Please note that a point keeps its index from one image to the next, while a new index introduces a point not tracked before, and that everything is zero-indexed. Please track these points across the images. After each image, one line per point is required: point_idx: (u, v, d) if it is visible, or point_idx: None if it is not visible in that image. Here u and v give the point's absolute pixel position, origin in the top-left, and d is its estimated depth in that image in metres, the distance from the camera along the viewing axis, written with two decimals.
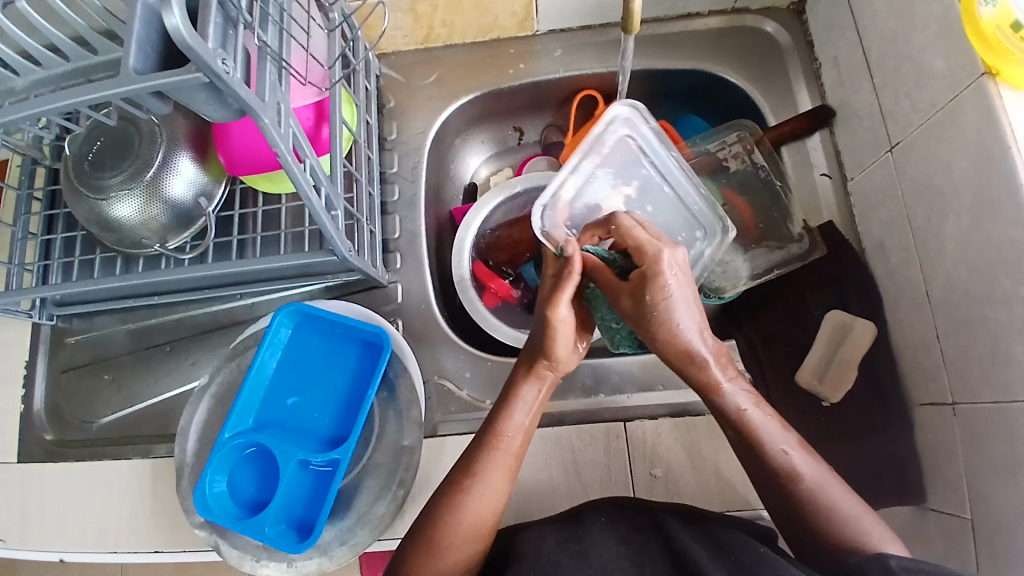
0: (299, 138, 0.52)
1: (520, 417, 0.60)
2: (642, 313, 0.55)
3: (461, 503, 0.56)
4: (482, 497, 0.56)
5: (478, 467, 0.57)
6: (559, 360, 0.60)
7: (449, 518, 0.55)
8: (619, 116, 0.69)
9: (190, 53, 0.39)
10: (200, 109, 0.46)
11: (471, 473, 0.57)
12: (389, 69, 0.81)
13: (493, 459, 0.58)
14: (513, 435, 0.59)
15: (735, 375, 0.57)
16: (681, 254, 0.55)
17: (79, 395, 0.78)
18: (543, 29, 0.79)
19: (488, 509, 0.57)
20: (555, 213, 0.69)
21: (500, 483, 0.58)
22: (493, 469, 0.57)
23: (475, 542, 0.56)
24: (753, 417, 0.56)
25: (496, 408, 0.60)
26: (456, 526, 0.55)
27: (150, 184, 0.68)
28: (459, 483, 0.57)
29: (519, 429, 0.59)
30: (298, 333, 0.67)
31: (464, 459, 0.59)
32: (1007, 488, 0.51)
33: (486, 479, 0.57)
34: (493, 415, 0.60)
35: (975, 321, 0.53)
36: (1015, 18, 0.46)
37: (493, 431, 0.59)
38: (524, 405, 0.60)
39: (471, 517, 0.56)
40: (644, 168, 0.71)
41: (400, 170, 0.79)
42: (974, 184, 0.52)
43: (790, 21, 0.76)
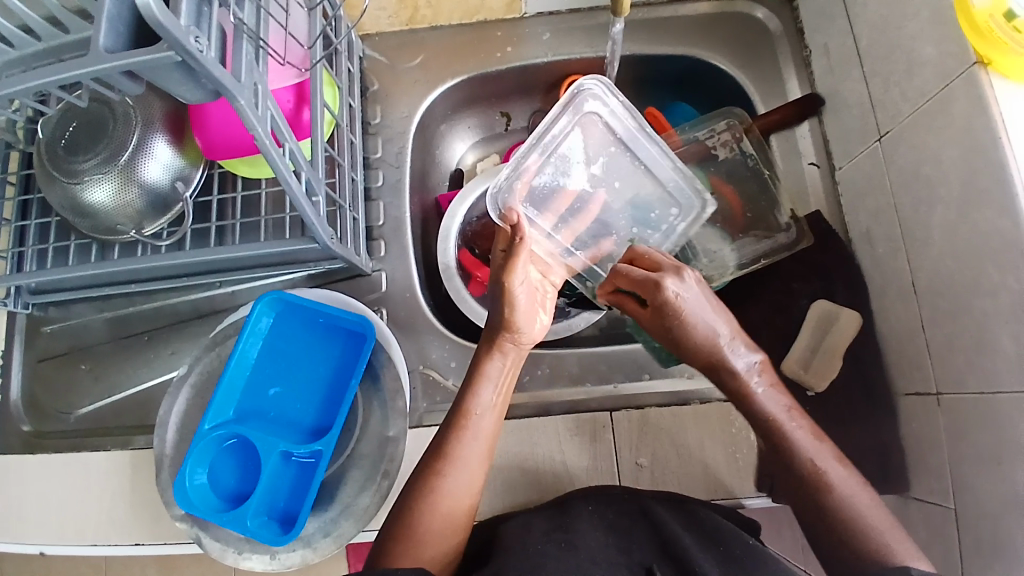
0: (278, 119, 0.51)
1: (489, 395, 0.60)
2: (670, 338, 0.60)
3: (436, 487, 0.56)
4: (457, 481, 0.56)
5: (450, 449, 0.57)
6: (521, 331, 0.61)
7: (426, 504, 0.55)
8: (584, 91, 0.66)
9: (162, 32, 0.38)
10: (175, 89, 0.44)
11: (445, 457, 0.57)
12: (373, 51, 0.79)
13: (465, 439, 0.58)
14: (483, 415, 0.59)
15: (769, 382, 0.58)
16: (689, 278, 0.60)
17: (55, 386, 0.76)
18: (531, 12, 0.78)
19: (464, 492, 0.56)
20: (513, 194, 0.68)
21: (476, 465, 0.58)
22: (466, 450, 0.57)
23: (453, 527, 0.55)
24: (785, 423, 0.56)
25: (463, 388, 0.60)
26: (434, 511, 0.55)
27: (126, 168, 0.66)
28: (433, 467, 0.57)
29: (490, 407, 0.59)
30: (279, 323, 0.65)
31: (436, 443, 0.58)
32: (991, 477, 0.51)
33: (460, 461, 0.57)
34: (461, 396, 0.60)
35: (961, 311, 0.53)
36: (1008, 7, 0.47)
37: (460, 411, 0.59)
38: (490, 382, 0.60)
39: (446, 503, 0.55)
40: (613, 145, 0.70)
41: (385, 156, 0.77)
42: (962, 174, 0.52)
43: (780, 7, 0.76)
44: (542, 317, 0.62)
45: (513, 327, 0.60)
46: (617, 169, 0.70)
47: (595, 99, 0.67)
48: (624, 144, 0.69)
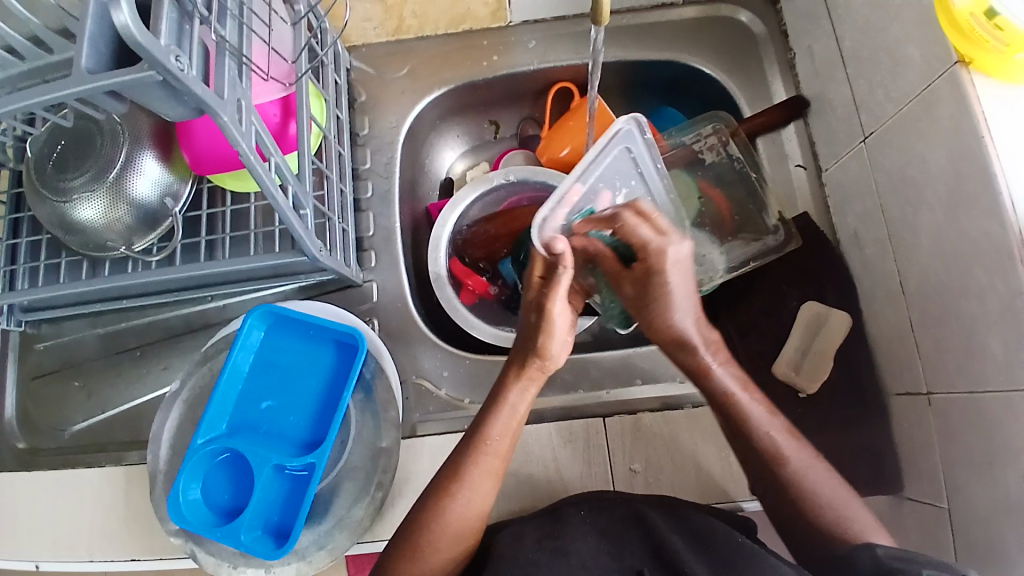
0: (263, 135, 0.51)
1: (508, 419, 0.60)
2: (647, 297, 0.64)
3: (444, 508, 0.56)
4: (466, 503, 0.57)
5: (462, 472, 0.58)
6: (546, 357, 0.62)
7: (433, 524, 0.56)
8: (624, 129, 0.65)
9: (141, 51, 0.38)
10: (157, 108, 0.44)
11: (454, 477, 0.58)
12: (361, 61, 0.79)
13: (476, 462, 0.58)
14: (497, 438, 0.59)
15: (725, 361, 0.63)
16: (681, 249, 0.62)
17: (49, 403, 0.76)
18: (516, 21, 0.78)
19: (473, 514, 0.57)
20: (552, 223, 0.64)
21: (487, 488, 0.58)
22: (476, 473, 0.58)
23: (461, 546, 0.57)
24: (741, 401, 0.60)
25: (484, 410, 0.61)
26: (441, 531, 0.56)
27: (114, 185, 0.66)
28: (442, 487, 0.57)
29: (505, 434, 0.59)
30: (270, 336, 0.66)
31: (451, 462, 0.59)
32: (982, 477, 0.51)
33: (470, 484, 0.57)
34: (481, 418, 0.60)
35: (949, 311, 0.54)
36: (988, 6, 0.47)
37: (478, 435, 0.59)
38: (509, 409, 0.60)
39: (451, 523, 0.56)
40: (633, 179, 0.69)
41: (374, 166, 0.77)
42: (948, 174, 0.52)
43: (764, 10, 0.76)
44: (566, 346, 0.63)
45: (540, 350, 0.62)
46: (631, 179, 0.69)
47: (631, 134, 0.66)
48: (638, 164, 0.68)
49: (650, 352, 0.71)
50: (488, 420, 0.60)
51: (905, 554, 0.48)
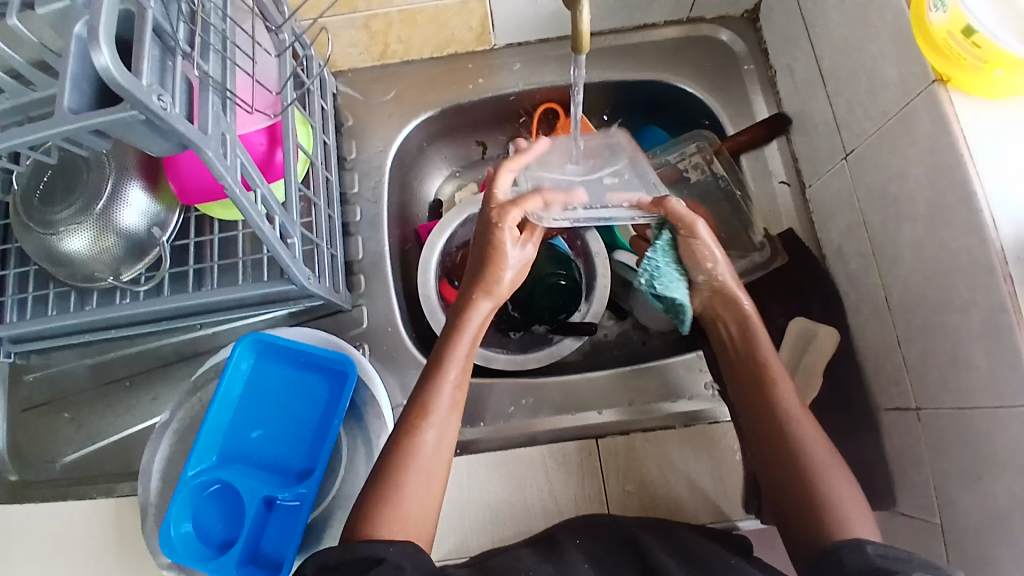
0: (248, 166, 0.51)
1: (466, 350, 0.61)
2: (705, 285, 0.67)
3: (416, 441, 0.56)
4: (437, 437, 0.57)
5: (429, 406, 0.57)
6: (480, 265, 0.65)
7: (407, 461, 0.55)
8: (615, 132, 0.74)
9: (123, 93, 0.38)
10: (141, 145, 0.44)
11: (423, 409, 0.57)
12: (347, 86, 0.80)
13: (438, 392, 0.58)
14: (455, 368, 0.60)
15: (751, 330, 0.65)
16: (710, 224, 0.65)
17: (40, 436, 0.75)
18: (500, 44, 0.79)
19: (444, 446, 0.57)
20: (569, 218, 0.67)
21: (453, 422, 0.58)
22: (443, 405, 0.58)
23: (437, 481, 0.56)
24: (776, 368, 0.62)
25: (442, 340, 0.62)
26: (416, 468, 0.55)
27: (101, 217, 0.66)
28: (410, 421, 0.57)
29: (466, 361, 0.61)
30: (259, 365, 0.66)
31: (412, 399, 0.59)
32: (972, 491, 0.52)
33: (436, 415, 0.57)
34: (440, 347, 0.61)
35: (934, 327, 0.54)
36: (965, 24, 0.46)
37: (437, 363, 0.60)
38: (469, 336, 0.62)
39: (423, 469, 0.55)
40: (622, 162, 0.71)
41: (362, 191, 0.77)
42: (927, 192, 0.53)
43: (745, 29, 0.77)
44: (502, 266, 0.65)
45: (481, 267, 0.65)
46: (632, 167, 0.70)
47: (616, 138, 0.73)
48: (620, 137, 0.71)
49: (642, 371, 0.71)
50: (448, 347, 0.61)
51: (893, 553, 0.47)
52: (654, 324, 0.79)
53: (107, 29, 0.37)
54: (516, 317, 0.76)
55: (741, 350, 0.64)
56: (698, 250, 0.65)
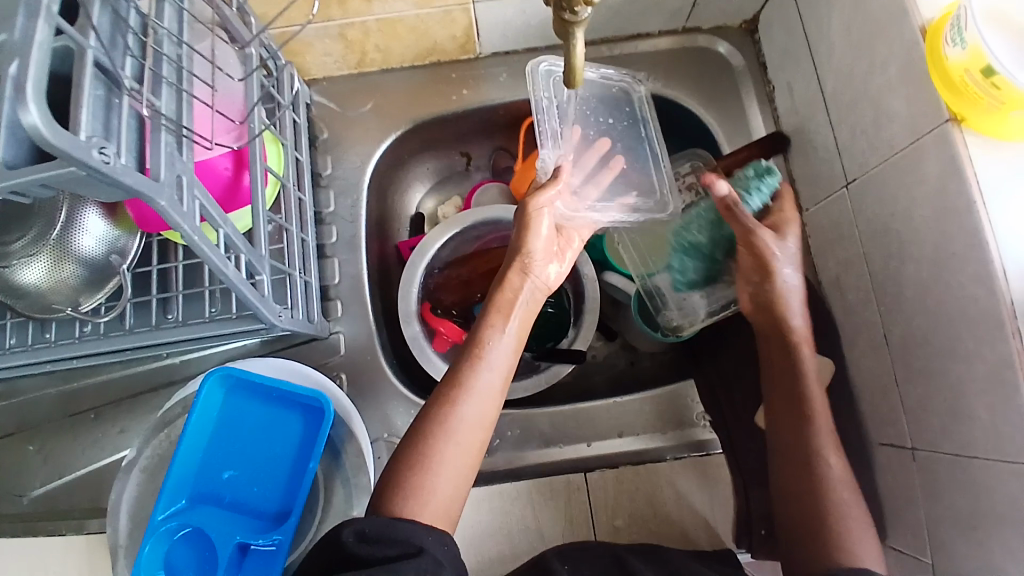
0: (207, 206, 0.47)
1: (508, 331, 0.56)
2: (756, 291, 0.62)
3: (453, 415, 0.51)
4: (475, 410, 0.52)
5: (465, 377, 0.53)
6: (536, 263, 0.60)
7: (439, 432, 0.50)
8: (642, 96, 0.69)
9: (58, 152, 0.34)
10: (88, 193, 0.41)
11: (458, 382, 0.52)
12: (323, 97, 0.75)
13: (481, 369, 0.53)
14: (497, 348, 0.55)
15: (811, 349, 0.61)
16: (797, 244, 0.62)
17: (3, 469, 0.71)
18: (485, 52, 0.75)
19: (481, 421, 0.52)
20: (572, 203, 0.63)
21: (495, 395, 0.53)
22: (483, 382, 0.53)
23: (467, 459, 0.51)
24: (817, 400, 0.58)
25: (480, 321, 0.57)
26: (450, 442, 0.50)
27: (57, 244, 0.62)
28: (447, 394, 0.52)
29: (508, 342, 0.56)
30: (229, 401, 0.62)
31: (449, 373, 0.54)
32: (967, 542, 0.50)
33: (476, 390, 0.52)
34: (478, 328, 0.56)
35: (933, 373, 0.52)
36: (987, 63, 0.43)
37: (476, 338, 0.55)
38: (509, 317, 0.57)
39: (456, 448, 0.50)
40: (642, 144, 0.68)
41: (339, 210, 0.73)
42: (934, 234, 0.50)
43: (742, 39, 0.73)
44: (559, 265, 0.62)
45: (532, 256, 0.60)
46: (644, 160, 0.68)
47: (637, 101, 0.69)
48: (641, 125, 0.69)
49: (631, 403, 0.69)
50: (485, 325, 0.56)
51: None
52: (642, 344, 0.77)
53: (37, 83, 0.34)
54: None
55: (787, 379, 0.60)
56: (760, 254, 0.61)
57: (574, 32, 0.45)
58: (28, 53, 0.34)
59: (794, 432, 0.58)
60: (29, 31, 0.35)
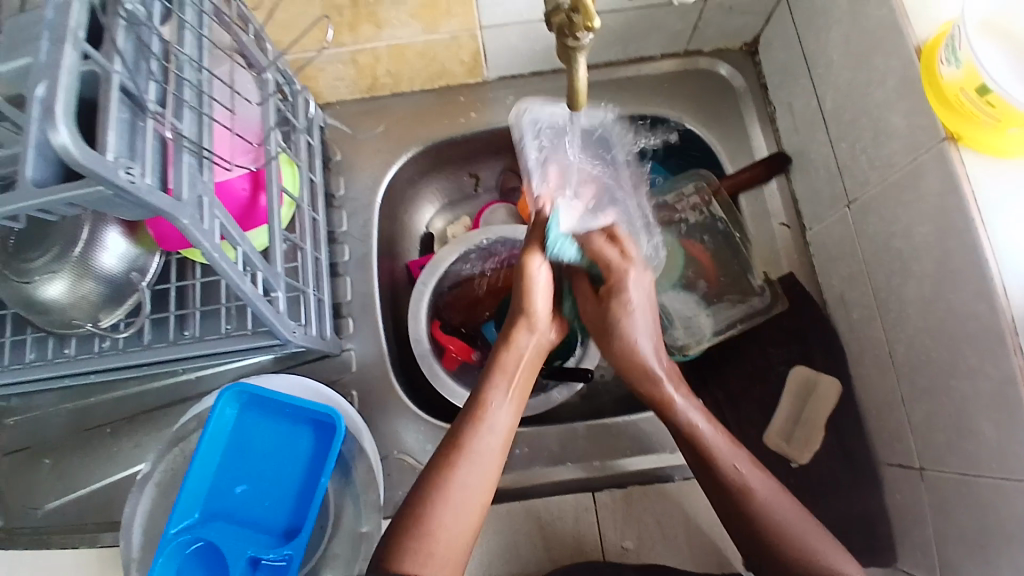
0: (227, 225, 0.49)
1: (511, 392, 0.58)
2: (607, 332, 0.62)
3: (452, 478, 0.52)
4: (472, 473, 0.53)
5: (465, 441, 0.54)
6: (543, 323, 0.62)
7: (438, 497, 0.51)
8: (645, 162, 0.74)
9: (86, 171, 0.36)
10: (112, 212, 0.42)
11: (459, 445, 0.54)
12: (336, 120, 0.78)
13: (482, 430, 0.55)
14: (500, 409, 0.56)
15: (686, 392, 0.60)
16: (645, 275, 0.62)
17: (20, 482, 0.73)
18: (493, 77, 0.77)
19: (482, 481, 0.53)
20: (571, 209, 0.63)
21: (495, 460, 0.55)
22: (481, 444, 0.54)
23: (469, 519, 0.52)
24: (706, 433, 0.57)
25: (480, 382, 0.58)
26: (449, 504, 0.51)
27: (79, 262, 0.64)
28: (447, 456, 0.53)
29: (510, 402, 0.57)
30: (243, 416, 0.64)
31: (450, 434, 0.55)
32: (977, 562, 0.50)
33: (476, 453, 0.54)
34: (478, 387, 0.58)
35: (938, 389, 0.52)
36: (981, 82, 0.44)
37: (479, 400, 0.57)
38: (506, 374, 0.59)
39: (456, 507, 0.51)
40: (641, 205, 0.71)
41: (350, 229, 0.75)
42: (934, 251, 0.51)
43: (743, 62, 0.75)
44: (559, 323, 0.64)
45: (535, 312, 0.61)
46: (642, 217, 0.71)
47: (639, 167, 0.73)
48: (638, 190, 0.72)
49: (640, 420, 0.69)
50: (487, 385, 0.58)
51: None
52: None
53: (66, 104, 0.36)
54: None
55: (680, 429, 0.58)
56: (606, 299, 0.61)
57: (575, 57, 0.47)
58: (57, 76, 0.36)
59: (700, 479, 0.57)
60: (57, 56, 0.37)
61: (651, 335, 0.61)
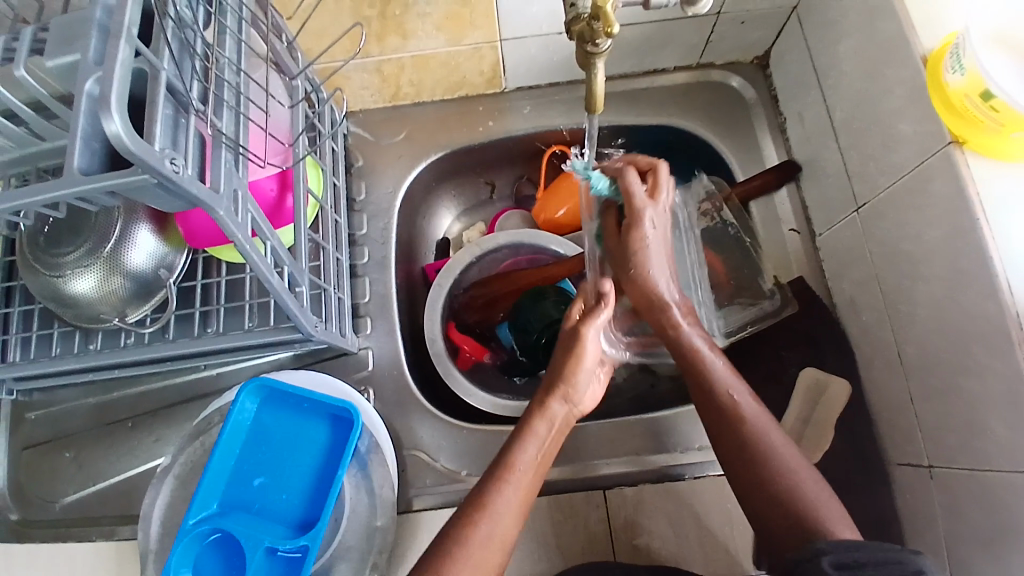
0: (258, 220, 0.51)
1: (538, 456, 0.58)
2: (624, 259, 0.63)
3: (471, 532, 0.53)
4: (491, 530, 0.53)
5: (488, 498, 0.55)
6: (579, 393, 0.62)
7: (457, 547, 0.52)
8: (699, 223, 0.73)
9: (134, 159, 0.38)
10: (152, 202, 0.44)
11: (481, 503, 0.54)
12: (358, 127, 0.80)
13: (505, 488, 0.55)
14: (525, 471, 0.57)
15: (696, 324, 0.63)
16: (663, 215, 0.61)
17: (40, 474, 0.74)
18: (511, 87, 0.80)
19: (504, 531, 0.54)
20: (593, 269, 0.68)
21: (513, 519, 0.55)
22: (502, 504, 0.55)
23: (490, 561, 0.53)
24: (709, 363, 0.60)
25: (509, 443, 0.59)
26: (466, 555, 0.52)
27: (109, 258, 0.66)
28: (468, 511, 0.54)
29: (531, 464, 0.58)
30: (263, 409, 0.65)
31: (474, 491, 0.56)
32: (989, 559, 0.50)
33: (497, 510, 0.54)
34: (508, 447, 0.59)
35: (948, 387, 0.53)
36: (984, 88, 0.45)
37: (505, 460, 0.57)
38: (537, 439, 0.59)
39: (475, 560, 0.52)
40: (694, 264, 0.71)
41: (370, 232, 0.77)
42: (942, 251, 0.52)
43: (755, 74, 0.78)
44: (596, 389, 0.65)
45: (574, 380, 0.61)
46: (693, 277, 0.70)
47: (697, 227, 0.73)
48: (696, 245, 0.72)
49: (652, 420, 0.70)
50: (516, 447, 0.58)
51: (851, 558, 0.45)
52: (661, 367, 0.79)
53: (118, 96, 0.37)
54: (525, 362, 0.78)
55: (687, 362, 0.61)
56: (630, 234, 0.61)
57: (595, 62, 0.49)
58: (112, 70, 0.38)
59: (695, 398, 0.61)
60: (112, 51, 0.38)
61: (666, 274, 0.63)
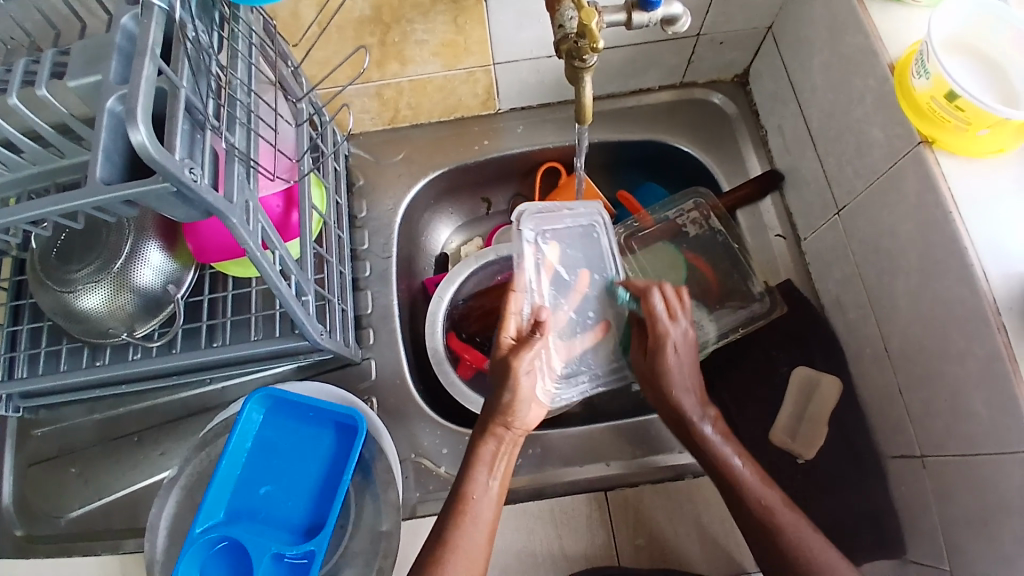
0: (268, 231, 0.54)
1: (491, 484, 0.59)
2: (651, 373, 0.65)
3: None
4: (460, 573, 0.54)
5: (451, 537, 0.56)
6: (520, 418, 0.63)
7: None
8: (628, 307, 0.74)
9: (156, 165, 0.40)
10: (168, 213, 0.46)
11: (442, 543, 0.55)
12: (359, 148, 0.83)
13: (465, 524, 0.56)
14: (482, 501, 0.58)
15: (736, 443, 0.61)
16: (688, 338, 0.65)
17: (46, 490, 0.74)
18: (504, 108, 0.83)
19: (471, 563, 0.55)
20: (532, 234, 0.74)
21: (478, 553, 0.56)
22: (469, 540, 0.56)
23: None
24: (739, 468, 0.58)
25: (461, 473, 0.60)
26: None
27: (119, 276, 0.68)
28: (429, 557, 0.55)
29: (484, 491, 0.59)
30: (270, 418, 0.66)
31: (435, 533, 0.57)
32: (982, 540, 0.52)
33: (459, 546, 0.55)
34: (460, 479, 0.60)
35: (933, 375, 0.55)
36: (948, 90, 0.49)
37: (459, 494, 0.58)
38: (485, 465, 0.60)
39: None
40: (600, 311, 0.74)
41: (372, 247, 0.80)
42: (918, 245, 0.55)
43: (735, 91, 0.82)
44: (539, 408, 0.65)
45: (509, 413, 0.62)
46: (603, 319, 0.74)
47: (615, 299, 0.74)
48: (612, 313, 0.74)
49: (650, 422, 0.72)
50: (468, 477, 0.59)
51: None
52: None
53: (143, 109, 0.40)
54: None
55: (721, 469, 0.59)
56: (658, 343, 0.64)
57: (584, 77, 0.53)
58: (137, 86, 0.40)
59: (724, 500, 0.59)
60: (138, 69, 0.41)
61: (693, 388, 0.63)
